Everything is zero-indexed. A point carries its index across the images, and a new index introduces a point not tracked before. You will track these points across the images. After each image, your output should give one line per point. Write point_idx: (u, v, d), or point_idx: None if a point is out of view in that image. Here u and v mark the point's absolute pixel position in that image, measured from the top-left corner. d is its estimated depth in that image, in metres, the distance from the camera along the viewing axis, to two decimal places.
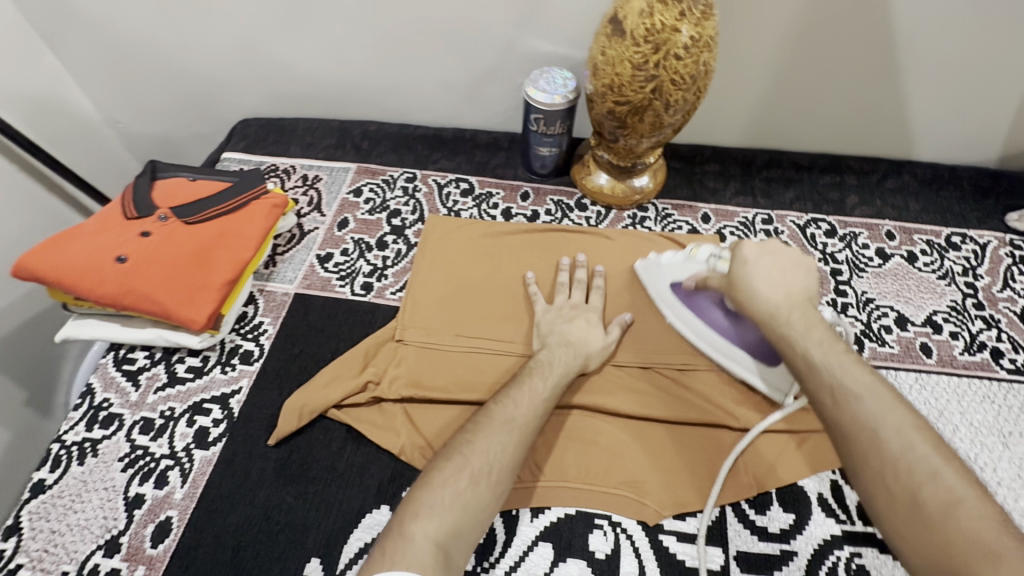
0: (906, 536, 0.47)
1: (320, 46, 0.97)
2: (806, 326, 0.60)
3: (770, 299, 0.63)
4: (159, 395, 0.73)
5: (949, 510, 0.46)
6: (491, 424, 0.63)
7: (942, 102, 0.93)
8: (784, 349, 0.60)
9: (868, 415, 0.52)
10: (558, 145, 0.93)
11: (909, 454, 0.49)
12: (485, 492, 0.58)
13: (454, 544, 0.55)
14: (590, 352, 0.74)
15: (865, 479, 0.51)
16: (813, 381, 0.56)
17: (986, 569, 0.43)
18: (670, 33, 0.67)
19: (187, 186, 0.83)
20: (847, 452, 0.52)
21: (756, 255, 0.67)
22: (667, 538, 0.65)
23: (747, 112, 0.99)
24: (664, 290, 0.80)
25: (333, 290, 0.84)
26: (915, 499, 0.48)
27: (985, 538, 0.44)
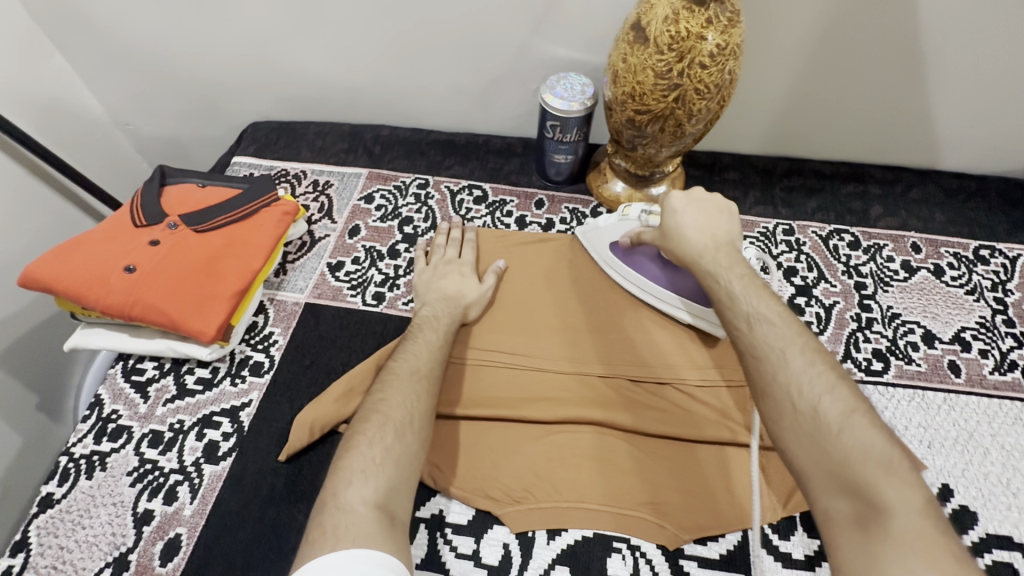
0: (797, 442, 0.49)
1: (331, 49, 0.95)
2: (729, 266, 0.63)
3: (697, 243, 0.66)
4: (168, 408, 0.72)
5: (842, 421, 0.48)
6: (396, 378, 0.65)
7: (970, 112, 0.90)
8: (709, 284, 0.63)
9: (779, 337, 0.54)
10: (573, 152, 0.91)
11: (809, 370, 0.52)
12: (412, 443, 0.59)
13: (396, 499, 0.55)
14: (467, 299, 0.78)
15: (766, 391, 0.52)
16: (732, 310, 0.59)
17: (868, 469, 0.45)
18: (695, 41, 0.65)
19: (197, 193, 0.82)
20: (757, 372, 0.54)
21: (682, 200, 0.69)
22: (687, 563, 0.63)
23: (768, 120, 0.96)
24: (602, 248, 0.84)
25: (344, 300, 0.83)
26: (814, 411, 0.49)
27: (869, 446, 0.46)
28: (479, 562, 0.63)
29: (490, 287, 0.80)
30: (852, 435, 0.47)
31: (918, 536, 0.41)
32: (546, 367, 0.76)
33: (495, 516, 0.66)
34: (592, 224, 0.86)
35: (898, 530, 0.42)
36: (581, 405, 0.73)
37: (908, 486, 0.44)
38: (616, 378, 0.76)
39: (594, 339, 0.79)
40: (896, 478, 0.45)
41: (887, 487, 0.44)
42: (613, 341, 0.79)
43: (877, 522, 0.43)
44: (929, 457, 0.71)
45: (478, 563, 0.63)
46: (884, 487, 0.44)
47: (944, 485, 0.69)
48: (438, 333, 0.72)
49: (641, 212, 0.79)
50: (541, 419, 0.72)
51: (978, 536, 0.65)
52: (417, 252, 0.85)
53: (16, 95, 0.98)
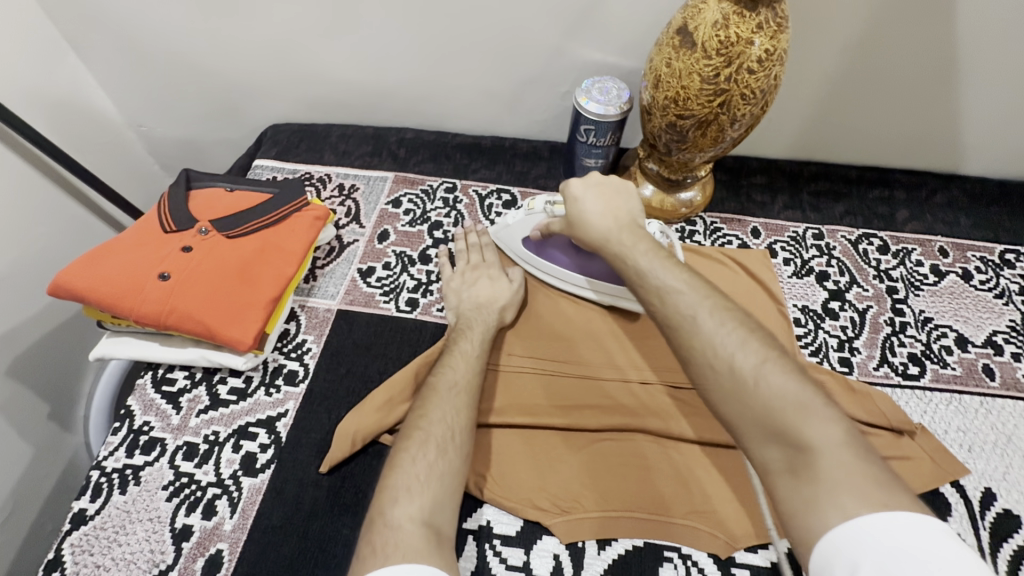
0: (723, 403, 0.50)
1: (360, 52, 0.94)
2: (634, 242, 0.63)
3: (601, 227, 0.66)
4: (202, 419, 0.70)
5: (756, 377, 0.49)
6: (436, 393, 0.64)
7: (996, 118, 0.92)
8: (618, 265, 0.63)
9: (691, 305, 0.55)
10: (605, 156, 0.91)
11: (722, 330, 0.52)
12: (455, 458, 0.58)
13: (441, 513, 0.53)
14: (501, 303, 0.77)
15: (689, 361, 0.53)
16: (645, 288, 0.59)
17: (790, 416, 0.46)
18: (743, 46, 0.65)
19: (226, 197, 0.80)
20: (677, 343, 0.54)
21: (579, 186, 0.69)
22: (740, 571, 0.63)
23: (796, 124, 0.97)
24: (513, 240, 0.83)
25: (377, 306, 0.81)
26: (733, 369, 0.50)
27: (786, 394, 0.48)
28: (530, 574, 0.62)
29: (519, 280, 0.80)
30: (768, 386, 0.48)
31: (844, 471, 0.43)
32: (587, 373, 0.76)
33: (543, 526, 0.65)
34: (504, 219, 0.83)
35: (828, 472, 0.43)
36: (626, 413, 0.72)
37: (827, 422, 0.46)
38: (657, 384, 0.75)
39: (631, 345, 0.79)
40: (816, 418, 0.46)
41: (811, 429, 0.45)
42: (651, 347, 0.78)
43: (809, 467, 0.44)
44: (970, 461, 0.71)
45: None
46: (810, 430, 0.45)
47: (987, 489, 0.69)
48: (474, 345, 0.70)
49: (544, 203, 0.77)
50: (585, 427, 0.71)
51: None
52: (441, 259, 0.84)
53: (32, 96, 0.95)
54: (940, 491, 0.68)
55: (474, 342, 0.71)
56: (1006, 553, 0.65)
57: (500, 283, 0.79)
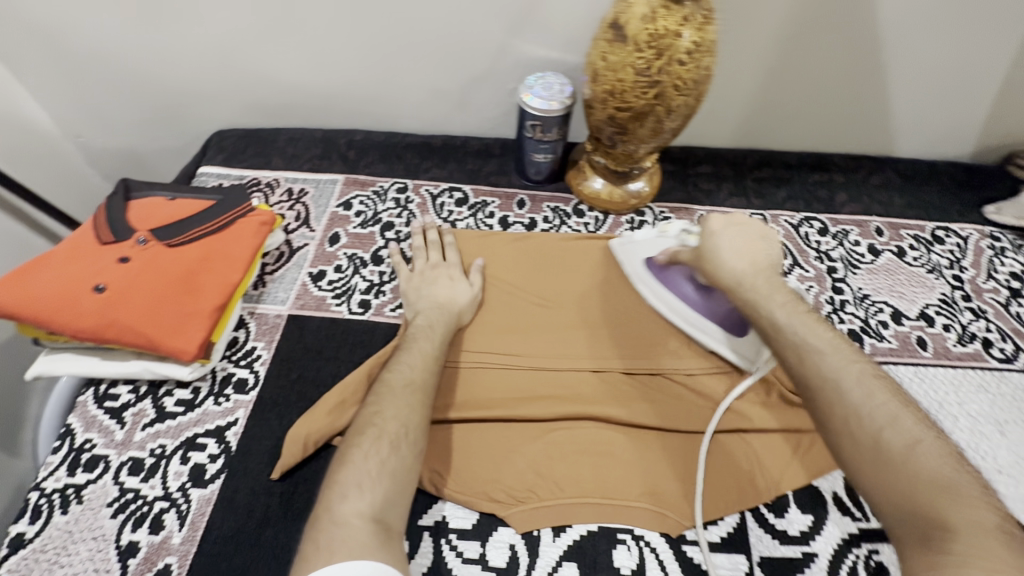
0: (863, 467, 0.52)
1: (304, 53, 0.93)
2: (770, 294, 0.66)
3: (733, 270, 0.69)
4: (148, 432, 0.68)
5: (902, 447, 0.51)
6: (388, 390, 0.63)
7: (922, 101, 0.97)
8: (750, 314, 0.66)
9: (833, 364, 0.57)
10: (553, 151, 0.92)
11: (870, 396, 0.55)
12: (408, 456, 0.58)
13: (393, 511, 0.54)
14: (460, 307, 0.78)
15: (827, 419, 0.56)
16: (780, 340, 0.62)
17: (936, 490, 0.48)
18: (672, 38, 0.66)
19: (166, 206, 0.78)
20: (814, 402, 0.57)
21: (717, 221, 0.73)
22: (690, 548, 0.65)
23: (737, 114, 1.00)
24: (636, 253, 0.86)
25: (328, 309, 0.81)
26: (876, 439, 0.52)
27: (932, 469, 0.49)
28: (486, 565, 0.63)
29: (478, 283, 0.81)
30: (918, 460, 0.50)
31: (985, 553, 0.44)
32: (542, 366, 0.77)
33: (499, 518, 0.66)
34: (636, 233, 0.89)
35: (966, 550, 0.44)
36: (579, 401, 0.74)
37: (974, 508, 0.46)
38: (609, 371, 0.77)
39: (583, 334, 0.80)
40: (958, 495, 0.47)
41: (956, 507, 0.47)
42: (604, 336, 0.80)
43: (945, 543, 0.45)
44: None
45: (485, 567, 0.63)
46: (953, 511, 0.47)
47: None
48: (433, 343, 0.71)
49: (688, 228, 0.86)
50: (539, 417, 0.72)
51: None
52: (399, 258, 0.84)
53: None
54: None
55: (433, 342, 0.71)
56: None
57: (460, 286, 0.80)
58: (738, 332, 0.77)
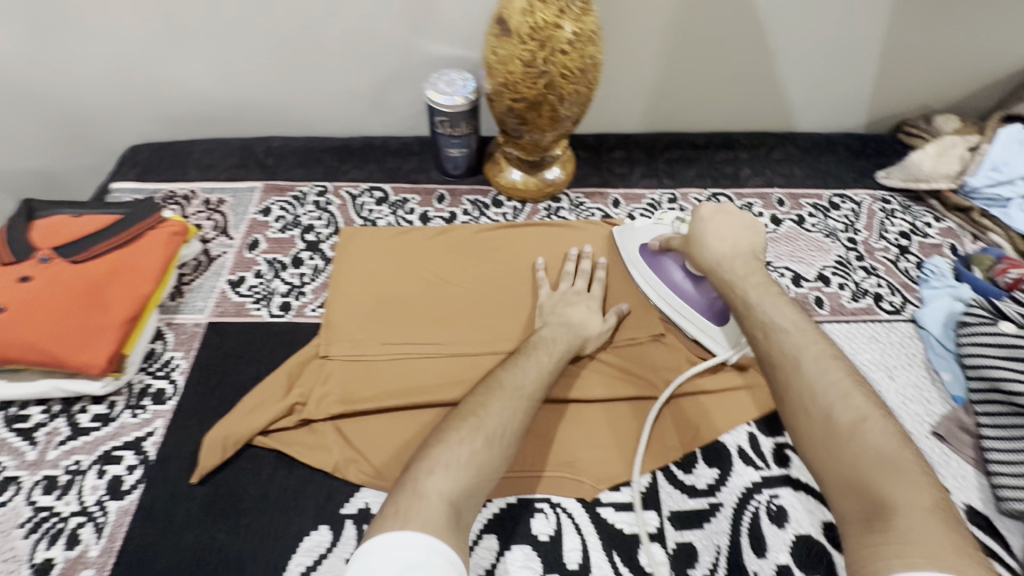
0: (812, 439, 0.57)
1: (211, 62, 0.93)
2: (745, 276, 0.72)
3: (716, 251, 0.75)
4: (62, 450, 0.68)
5: (847, 420, 0.56)
6: (503, 393, 0.66)
7: (809, 77, 1.04)
8: (726, 293, 0.72)
9: (793, 346, 0.63)
10: (467, 146, 0.95)
11: (824, 377, 0.60)
12: (497, 455, 0.60)
13: (466, 503, 0.56)
14: (589, 334, 0.78)
15: (782, 397, 0.62)
16: (749, 318, 0.68)
17: (874, 460, 0.52)
18: (552, 30, 0.70)
19: (72, 223, 0.78)
20: (775, 381, 0.62)
21: (704, 210, 0.79)
22: (605, 510, 0.68)
23: (643, 99, 1.05)
24: (629, 242, 0.88)
25: (248, 314, 0.81)
26: (827, 416, 0.57)
27: (877, 445, 0.53)
28: None
29: (611, 324, 0.81)
30: (862, 432, 0.55)
31: (919, 528, 0.47)
32: (462, 351, 0.79)
33: None
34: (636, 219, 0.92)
35: (902, 524, 0.48)
36: None
37: (912, 483, 0.50)
38: None
39: (501, 319, 0.83)
40: (895, 465, 0.51)
41: (891, 473, 0.51)
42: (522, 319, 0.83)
43: (884, 519, 0.49)
44: None
45: None
46: (891, 487, 0.51)
47: None
48: (551, 357, 0.72)
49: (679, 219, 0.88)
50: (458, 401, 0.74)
51: None
52: (541, 276, 0.85)
53: None
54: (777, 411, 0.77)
55: (548, 356, 0.72)
56: None
57: (590, 312, 0.80)
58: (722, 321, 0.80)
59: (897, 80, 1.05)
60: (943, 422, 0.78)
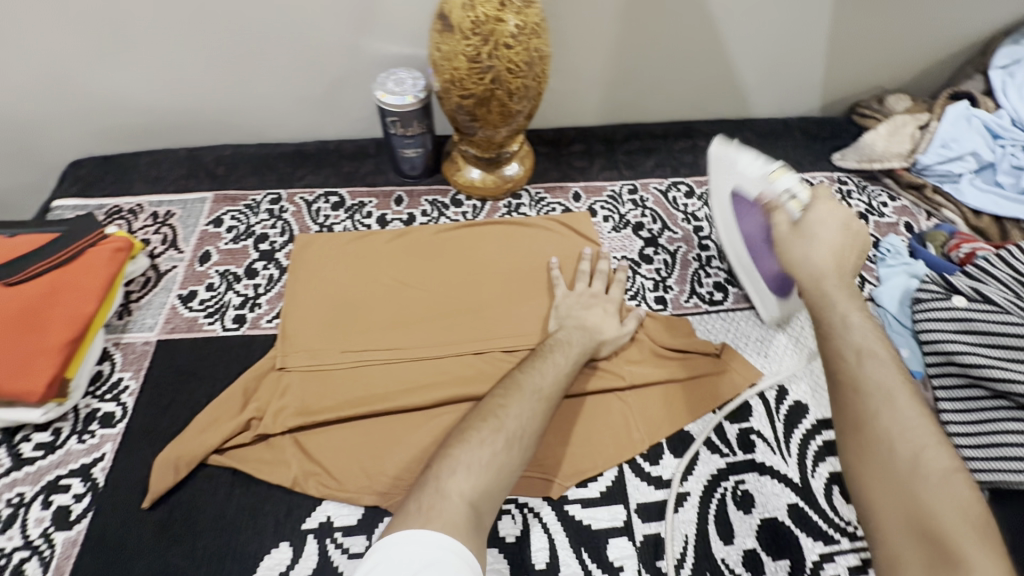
0: (882, 486, 0.51)
1: (151, 71, 0.90)
2: (845, 295, 0.60)
3: (822, 258, 0.62)
4: (4, 483, 0.65)
5: (931, 479, 0.48)
6: (520, 394, 0.65)
7: (762, 63, 1.05)
8: (818, 307, 0.60)
9: (887, 378, 0.54)
10: (422, 145, 0.93)
11: (914, 417, 0.52)
12: (515, 458, 0.59)
13: (486, 505, 0.55)
14: (604, 337, 0.77)
15: (851, 431, 0.54)
16: (840, 339, 0.57)
17: (957, 531, 0.46)
18: (495, 23, 0.69)
19: (5, 244, 0.74)
20: (854, 407, 0.54)
21: (825, 211, 0.64)
22: (572, 507, 0.68)
23: (600, 91, 1.04)
24: (720, 175, 0.83)
25: (200, 329, 0.79)
26: (910, 459, 0.50)
27: (962, 503, 0.47)
28: None
29: (629, 328, 0.79)
30: (946, 496, 0.47)
31: None
32: (423, 355, 0.78)
33: (384, 509, 0.66)
34: (745, 154, 0.79)
35: None
36: (460, 384, 0.75)
37: (994, 552, 0.44)
38: (490, 351, 0.79)
39: (463, 320, 0.82)
40: (980, 542, 0.45)
41: (974, 552, 0.44)
42: (485, 320, 0.82)
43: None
44: (766, 365, 0.81)
45: None
46: (969, 548, 0.45)
47: (781, 386, 0.79)
48: (567, 359, 0.71)
49: (799, 182, 0.71)
50: (421, 406, 0.73)
51: (811, 423, 0.76)
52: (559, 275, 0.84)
53: None
54: (743, 398, 0.77)
55: (565, 358, 0.71)
56: (797, 436, 0.75)
57: (607, 315, 0.79)
58: (785, 295, 0.81)
59: (848, 62, 1.07)
60: None
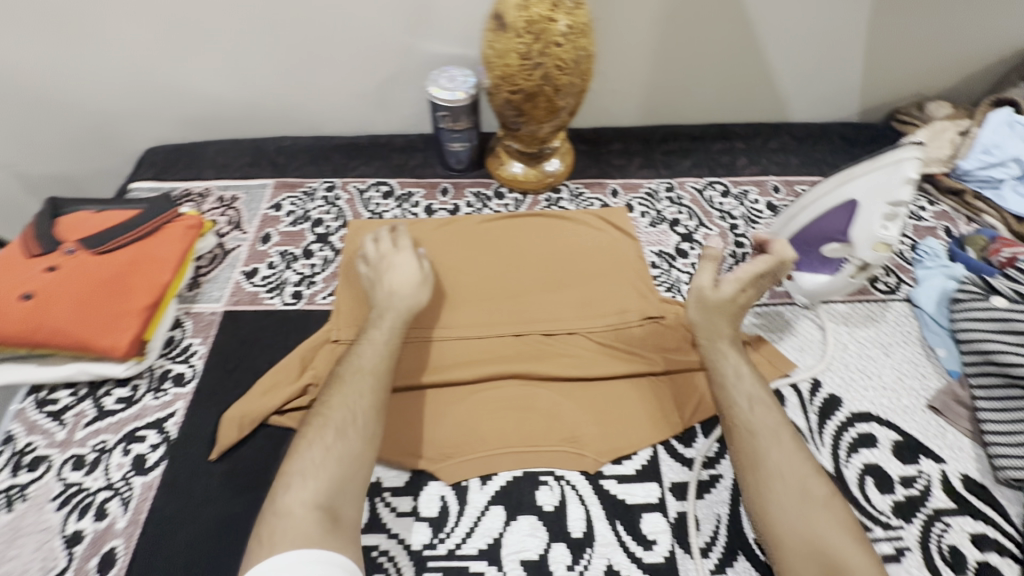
0: (781, 518, 0.59)
1: (224, 69, 0.98)
2: (731, 351, 0.72)
3: (716, 321, 0.74)
4: (89, 430, 0.71)
5: (815, 505, 0.59)
6: (344, 383, 0.68)
7: (800, 68, 1.07)
8: (713, 363, 0.72)
9: (764, 417, 0.66)
10: (469, 140, 0.98)
11: (787, 452, 0.63)
12: (354, 440, 0.63)
13: (340, 497, 0.59)
14: (411, 293, 0.79)
15: (748, 471, 0.63)
16: (727, 390, 0.69)
17: (841, 545, 0.56)
18: (546, 23, 0.74)
19: (93, 218, 0.82)
20: (743, 447, 0.64)
21: (740, 279, 0.75)
22: (607, 482, 0.71)
23: (639, 92, 1.08)
24: (875, 183, 0.71)
25: (262, 303, 0.85)
26: (799, 487, 0.60)
27: (839, 524, 0.58)
28: (419, 517, 0.68)
29: (427, 272, 0.84)
30: (827, 516, 0.58)
31: None
32: (468, 334, 0.82)
33: (429, 473, 0.71)
34: (905, 199, 0.71)
35: None
36: (503, 362, 0.79)
37: (865, 559, 0.55)
38: (532, 333, 0.83)
39: (506, 303, 0.86)
40: (855, 550, 0.56)
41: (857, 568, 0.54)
42: (526, 303, 0.86)
43: None
44: (800, 359, 0.84)
45: (418, 518, 0.67)
46: (851, 562, 0.55)
47: (814, 379, 0.81)
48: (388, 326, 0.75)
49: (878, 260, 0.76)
50: (465, 380, 0.77)
51: (844, 416, 0.78)
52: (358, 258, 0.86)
53: None
54: (776, 389, 0.80)
55: (385, 329, 0.75)
56: (831, 427, 0.77)
57: (407, 263, 0.83)
58: (790, 278, 0.87)
59: (888, 67, 1.08)
60: (939, 396, 0.79)
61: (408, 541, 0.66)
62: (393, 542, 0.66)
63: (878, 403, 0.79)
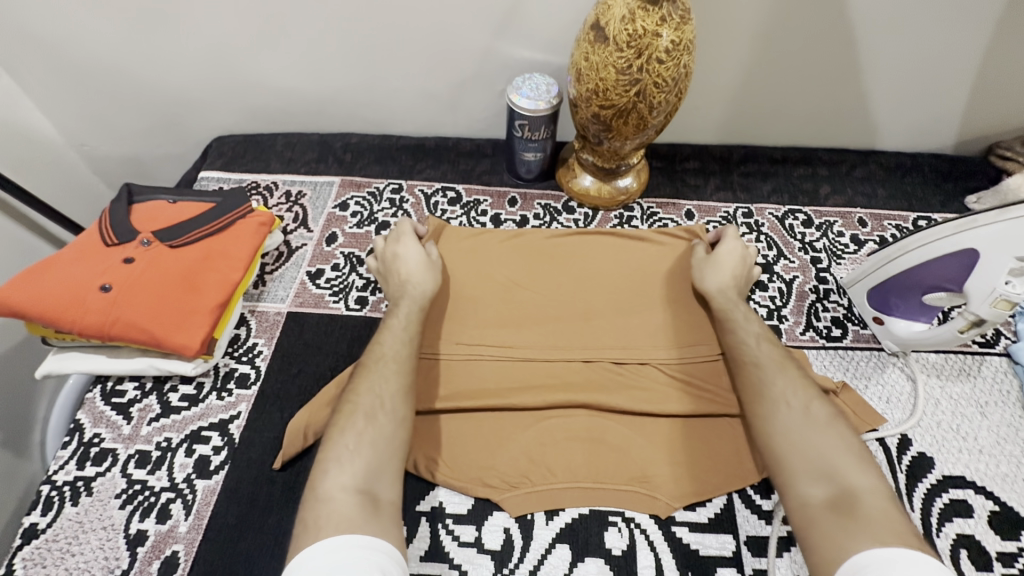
0: (785, 441, 0.62)
1: (299, 63, 0.96)
2: (737, 302, 0.77)
3: (719, 280, 0.79)
4: (153, 426, 0.71)
5: (817, 426, 0.62)
6: (370, 370, 0.66)
7: (899, 94, 1.00)
8: (722, 314, 0.77)
9: (766, 353, 0.70)
10: (543, 150, 0.95)
11: (790, 382, 0.67)
12: (384, 422, 0.62)
13: (377, 478, 0.58)
14: (423, 278, 0.76)
15: (755, 402, 0.67)
16: (735, 332, 0.74)
17: (844, 462, 0.59)
18: (651, 38, 0.69)
19: (168, 209, 0.81)
20: (749, 382, 0.69)
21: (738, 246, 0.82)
22: (679, 529, 0.67)
23: (723, 109, 1.03)
24: (1003, 234, 0.65)
25: (327, 306, 0.83)
26: (803, 412, 0.63)
27: (844, 443, 0.60)
28: (482, 548, 0.66)
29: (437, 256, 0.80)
30: (828, 434, 0.61)
31: (880, 511, 0.54)
32: (535, 357, 0.79)
33: (494, 502, 0.68)
34: None
35: (866, 509, 0.55)
36: (571, 390, 0.76)
37: (870, 473, 0.58)
38: (602, 361, 0.79)
39: (575, 326, 0.82)
40: (858, 467, 0.58)
41: (858, 479, 0.57)
42: (596, 326, 0.82)
43: (848, 504, 0.56)
44: (888, 412, 0.78)
45: (481, 550, 0.66)
46: (854, 476, 0.58)
47: (903, 436, 0.76)
48: (407, 313, 0.73)
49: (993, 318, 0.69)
50: (532, 406, 0.74)
51: (936, 479, 0.72)
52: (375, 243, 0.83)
53: None
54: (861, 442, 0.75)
55: (401, 317, 0.72)
56: (920, 490, 0.72)
57: (414, 248, 0.79)
58: (880, 322, 0.82)
59: (1000, 98, 0.98)
60: None
61: (471, 573, 0.64)
62: (454, 572, 0.64)
63: (973, 467, 0.73)
